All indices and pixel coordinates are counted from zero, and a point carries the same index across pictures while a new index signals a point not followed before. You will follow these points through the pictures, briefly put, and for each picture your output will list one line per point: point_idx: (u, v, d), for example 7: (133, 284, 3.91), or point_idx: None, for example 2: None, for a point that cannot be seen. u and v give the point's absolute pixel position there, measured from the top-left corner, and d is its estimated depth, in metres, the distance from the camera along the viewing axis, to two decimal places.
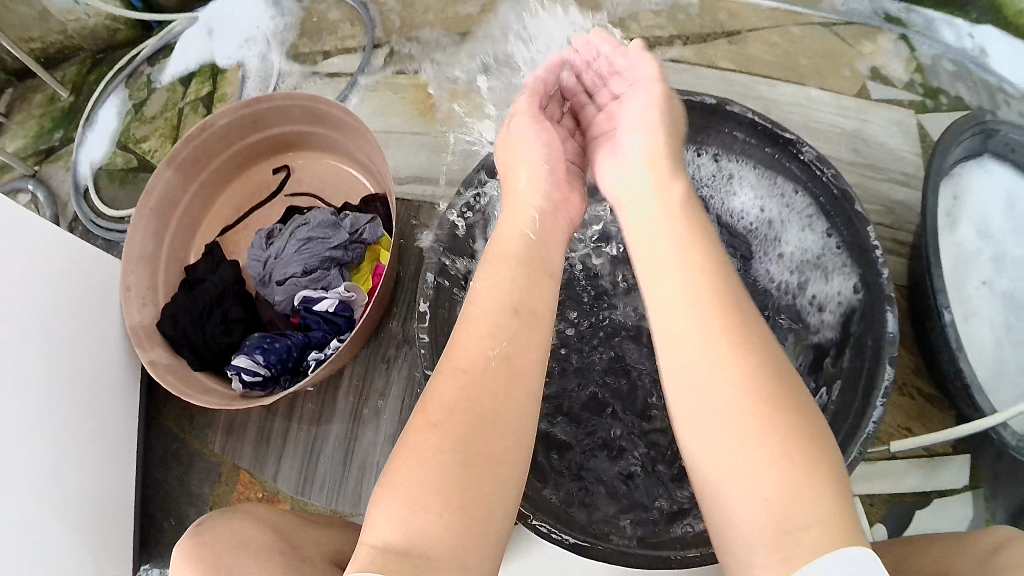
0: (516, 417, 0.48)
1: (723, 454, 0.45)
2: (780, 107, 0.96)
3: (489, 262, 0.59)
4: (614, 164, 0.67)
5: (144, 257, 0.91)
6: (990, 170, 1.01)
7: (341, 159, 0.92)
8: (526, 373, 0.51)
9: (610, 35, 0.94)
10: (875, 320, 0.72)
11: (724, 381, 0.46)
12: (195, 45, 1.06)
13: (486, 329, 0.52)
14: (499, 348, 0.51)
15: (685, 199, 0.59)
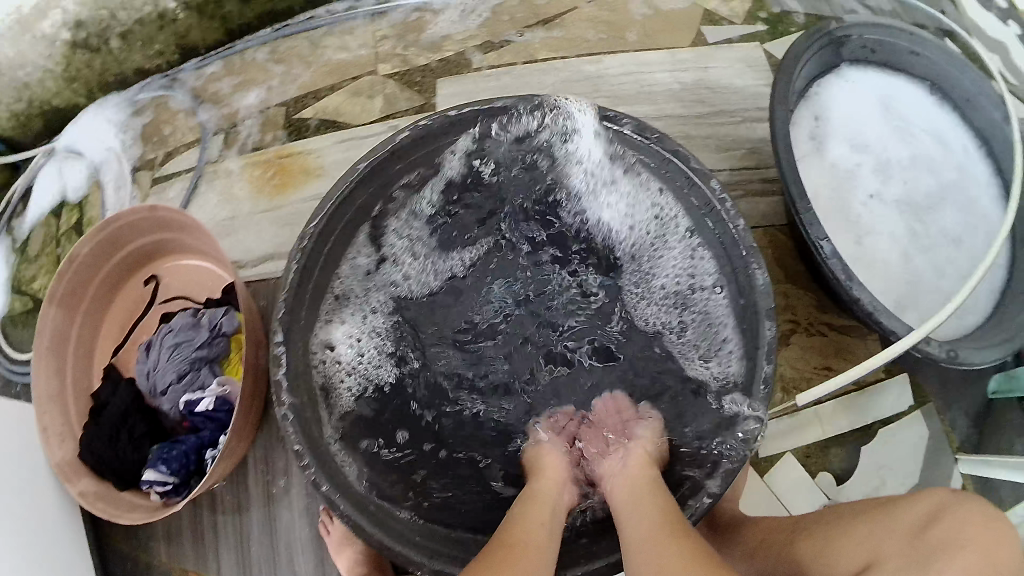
0: (539, 568, 0.60)
1: (661, 559, 0.58)
2: (608, 82, 0.93)
3: (530, 502, 0.69)
4: (616, 455, 0.75)
5: (54, 396, 0.94)
6: (851, 77, 0.98)
7: (198, 257, 0.94)
8: (543, 528, 0.64)
9: (423, 59, 0.94)
10: (742, 277, 0.74)
11: (652, 511, 0.65)
12: (52, 176, 1.07)
13: (523, 527, 0.64)
14: (549, 531, 0.65)
15: (654, 484, 0.69)
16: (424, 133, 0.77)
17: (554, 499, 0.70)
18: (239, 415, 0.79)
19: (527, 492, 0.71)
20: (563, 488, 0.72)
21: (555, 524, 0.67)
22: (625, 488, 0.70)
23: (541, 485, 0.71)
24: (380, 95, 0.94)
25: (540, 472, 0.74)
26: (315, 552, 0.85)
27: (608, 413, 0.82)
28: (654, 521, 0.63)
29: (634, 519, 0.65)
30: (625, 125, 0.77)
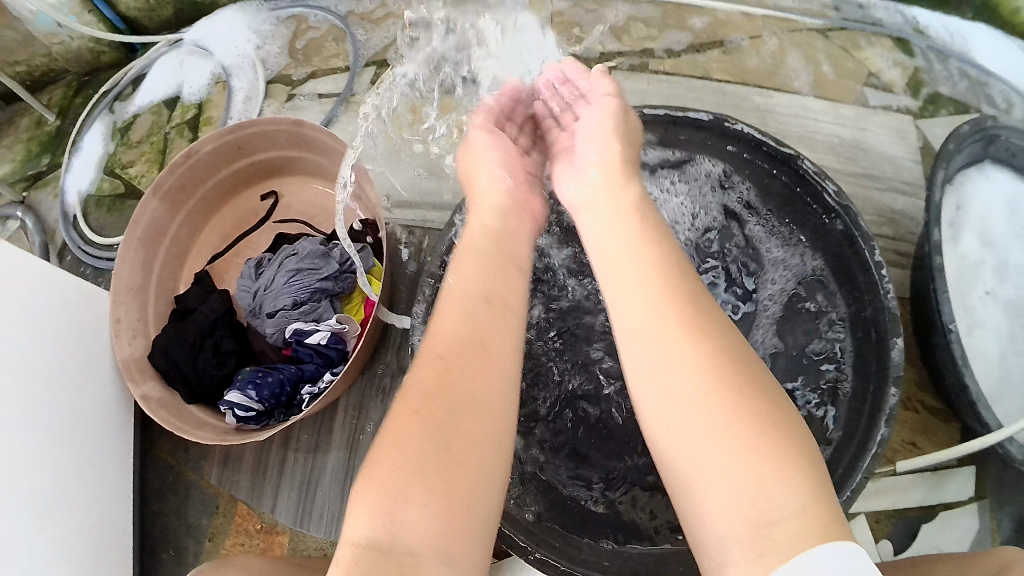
0: (489, 436, 0.46)
1: (714, 449, 0.42)
2: (776, 119, 0.94)
3: (461, 255, 0.58)
4: (572, 174, 0.66)
5: (133, 289, 0.90)
6: (991, 176, 0.99)
7: (330, 184, 0.91)
8: (481, 316, 0.52)
9: (601, 50, 0.94)
10: (878, 346, 0.70)
11: (703, 368, 0.45)
12: (172, 67, 1.05)
13: (454, 337, 0.50)
14: (470, 330, 0.51)
15: (665, 264, 0.52)
16: None
17: (491, 226, 0.62)
18: (356, 355, 0.75)
19: (462, 242, 0.61)
20: (512, 216, 0.64)
21: (496, 264, 0.57)
22: (603, 253, 0.56)
23: (469, 236, 0.61)
24: (550, 74, 0.92)
25: (473, 198, 0.67)
26: None
27: (561, 85, 0.76)
28: (657, 317, 0.48)
29: (652, 378, 0.47)
30: (805, 164, 0.74)
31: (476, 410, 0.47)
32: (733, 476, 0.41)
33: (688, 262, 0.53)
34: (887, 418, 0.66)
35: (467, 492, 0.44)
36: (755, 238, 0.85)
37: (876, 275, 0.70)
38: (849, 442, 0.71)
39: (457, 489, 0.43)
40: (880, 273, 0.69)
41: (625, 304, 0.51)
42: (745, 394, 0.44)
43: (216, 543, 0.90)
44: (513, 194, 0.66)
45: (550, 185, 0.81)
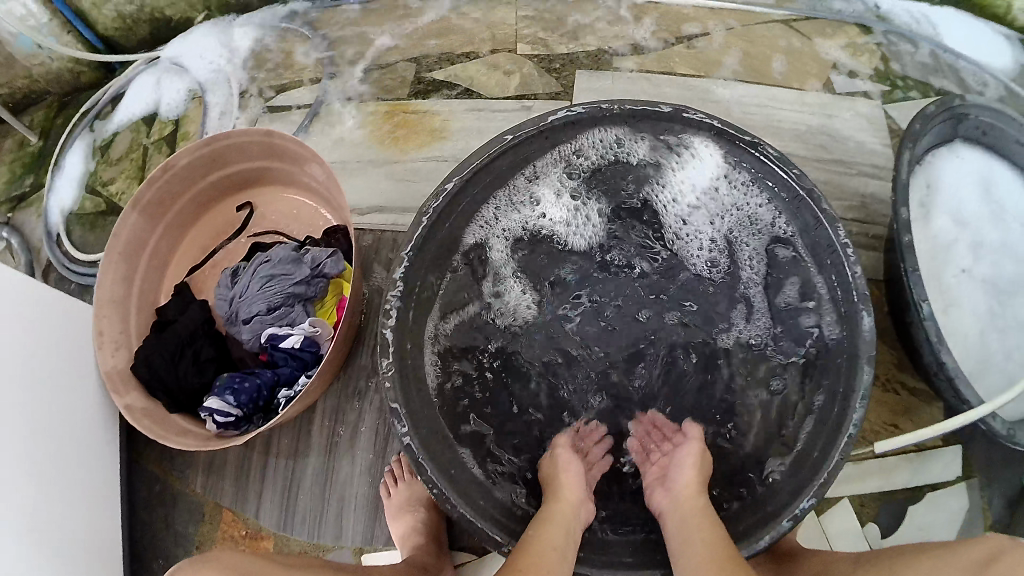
0: (556, 570, 0.62)
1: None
2: (742, 109, 0.95)
3: (546, 517, 0.66)
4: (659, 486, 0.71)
5: (115, 301, 0.91)
6: (961, 154, 1.00)
7: (303, 193, 0.93)
8: (552, 561, 0.62)
9: (566, 48, 0.94)
10: (849, 325, 0.72)
11: (710, 563, 0.61)
12: (149, 84, 1.07)
13: (539, 546, 0.63)
14: (559, 531, 0.65)
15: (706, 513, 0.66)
16: (573, 118, 0.76)
17: (569, 505, 0.68)
18: (330, 358, 0.77)
19: (541, 513, 0.68)
20: (578, 507, 0.68)
21: (571, 544, 0.65)
22: (676, 523, 0.66)
23: (555, 506, 0.67)
24: (515, 74, 0.93)
25: (551, 446, 0.75)
26: (366, 513, 0.83)
27: (649, 434, 0.77)
28: (709, 556, 0.62)
29: (688, 548, 0.63)
30: (767, 151, 0.75)
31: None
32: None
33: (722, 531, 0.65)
34: (862, 399, 0.68)
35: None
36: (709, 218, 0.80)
37: (844, 257, 0.72)
38: (825, 422, 0.72)
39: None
40: (846, 254, 0.72)
41: (687, 540, 0.64)
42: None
43: (203, 550, 0.90)
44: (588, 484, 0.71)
45: (500, 186, 0.79)
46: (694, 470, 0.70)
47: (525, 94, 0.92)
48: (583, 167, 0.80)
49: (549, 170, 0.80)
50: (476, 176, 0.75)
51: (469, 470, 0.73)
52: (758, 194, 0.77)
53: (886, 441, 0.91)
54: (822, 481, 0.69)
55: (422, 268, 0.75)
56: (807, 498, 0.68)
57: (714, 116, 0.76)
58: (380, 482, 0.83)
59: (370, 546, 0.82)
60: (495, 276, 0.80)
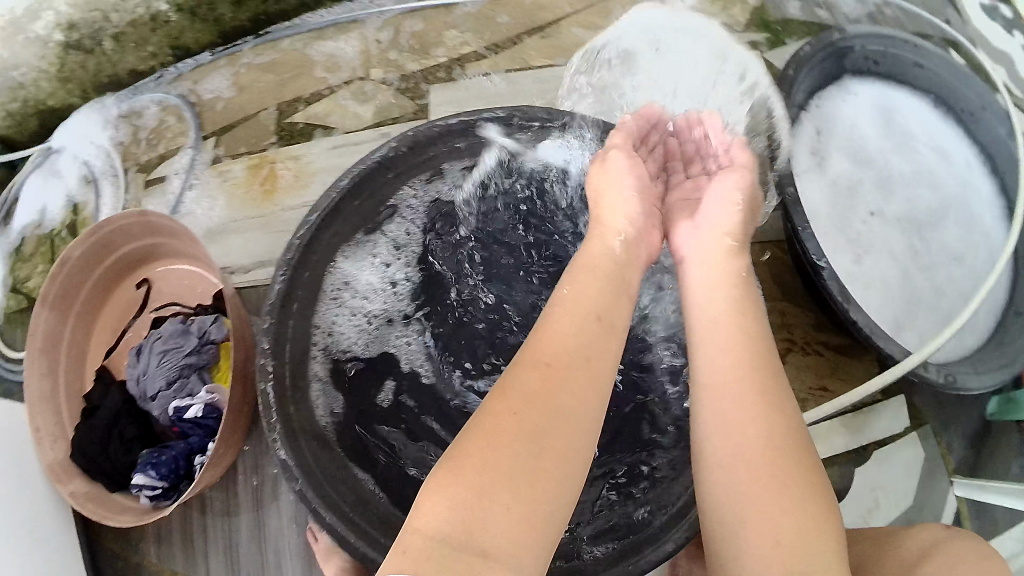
0: (579, 434, 0.50)
1: (736, 467, 0.54)
2: (609, 90, 0.90)
3: (602, 315, 0.58)
4: (694, 234, 0.70)
5: (44, 396, 0.94)
6: (854, 90, 0.96)
7: (190, 262, 0.94)
8: (579, 370, 0.53)
9: (421, 64, 0.93)
10: None
11: (741, 377, 0.57)
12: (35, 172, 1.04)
13: (570, 357, 0.54)
14: (582, 347, 0.55)
15: (747, 334, 0.59)
16: (410, 143, 0.77)
17: (603, 265, 0.63)
18: (226, 421, 0.78)
19: (570, 273, 0.63)
20: (632, 246, 0.67)
21: (598, 354, 0.55)
22: (702, 333, 0.61)
23: (569, 294, 0.60)
24: (375, 102, 0.93)
25: (599, 220, 0.70)
26: (302, 561, 0.85)
27: (686, 188, 0.78)
28: (741, 405, 0.55)
29: (713, 413, 0.56)
30: (607, 138, 0.79)
31: (569, 424, 0.50)
32: (784, 527, 0.49)
33: (762, 346, 0.59)
34: None
35: (541, 510, 0.46)
36: (570, 223, 0.89)
37: (714, 223, 0.73)
38: None
39: (541, 482, 0.47)
40: None
41: (712, 416, 0.57)
42: (795, 483, 0.51)
43: None
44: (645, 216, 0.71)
45: (357, 225, 0.78)
46: (736, 210, 0.70)
47: (383, 120, 0.92)
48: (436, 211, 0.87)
49: (409, 214, 0.85)
50: (330, 217, 0.75)
51: (376, 500, 0.73)
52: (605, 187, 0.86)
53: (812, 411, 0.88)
54: None
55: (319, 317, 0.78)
56: None
57: (550, 111, 0.79)
58: (307, 528, 0.85)
59: None
60: (370, 330, 0.84)
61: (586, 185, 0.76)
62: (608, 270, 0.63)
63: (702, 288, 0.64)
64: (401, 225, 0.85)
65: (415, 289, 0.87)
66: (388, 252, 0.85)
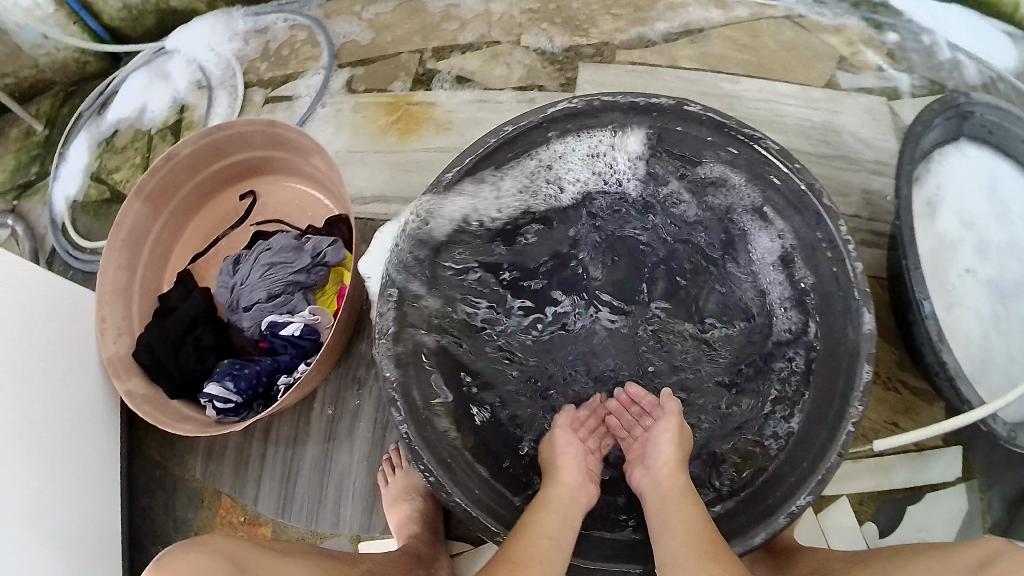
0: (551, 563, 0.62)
1: (687, 560, 0.60)
2: (743, 104, 0.96)
3: (539, 503, 0.68)
4: (641, 468, 0.73)
5: (118, 288, 0.92)
6: (969, 152, 0.96)
7: (305, 182, 0.94)
8: (548, 523, 0.66)
9: (570, 40, 0.95)
10: (847, 322, 0.71)
11: (683, 515, 0.65)
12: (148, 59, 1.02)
13: (533, 534, 0.64)
14: (552, 544, 0.64)
15: (682, 492, 0.68)
16: (573, 111, 0.75)
17: (573, 491, 0.70)
18: (328, 345, 0.77)
19: (542, 495, 0.70)
20: (577, 489, 0.70)
21: (565, 533, 0.66)
22: (656, 503, 0.68)
23: (554, 490, 0.69)
24: (519, 66, 0.93)
25: (549, 474, 0.72)
26: (364, 502, 0.83)
27: (624, 405, 0.80)
28: (686, 530, 0.63)
29: (662, 533, 0.64)
30: (767, 146, 0.74)
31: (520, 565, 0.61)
32: None
33: (689, 489, 0.69)
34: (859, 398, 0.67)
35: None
36: (729, 210, 0.81)
37: (843, 251, 0.71)
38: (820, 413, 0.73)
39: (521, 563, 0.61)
40: (846, 250, 0.70)
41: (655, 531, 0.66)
42: (708, 552, 0.60)
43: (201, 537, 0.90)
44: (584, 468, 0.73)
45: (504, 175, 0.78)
46: (671, 432, 0.73)
47: (531, 87, 0.92)
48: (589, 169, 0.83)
49: (563, 169, 0.82)
50: (472, 170, 0.75)
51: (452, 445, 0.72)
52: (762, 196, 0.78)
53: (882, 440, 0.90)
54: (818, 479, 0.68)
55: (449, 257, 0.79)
56: (804, 496, 0.68)
57: (715, 111, 0.74)
58: (378, 470, 0.83)
59: (366, 535, 0.83)
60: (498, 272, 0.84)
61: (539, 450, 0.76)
62: (565, 504, 0.68)
63: (653, 476, 0.71)
64: (550, 178, 0.82)
65: (559, 232, 0.85)
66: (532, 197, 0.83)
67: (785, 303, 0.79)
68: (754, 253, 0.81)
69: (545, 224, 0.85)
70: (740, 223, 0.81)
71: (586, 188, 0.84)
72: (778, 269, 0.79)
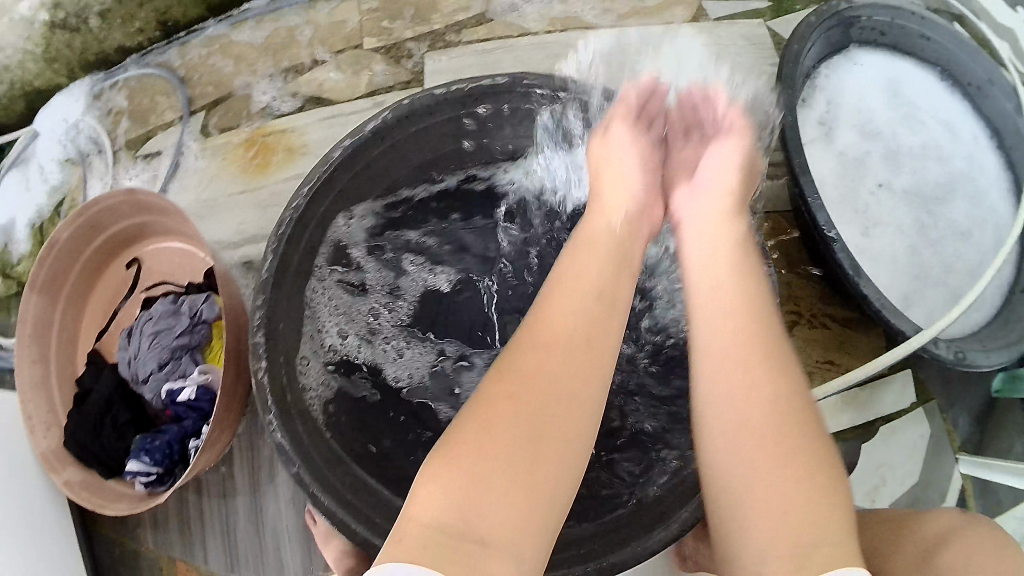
0: (569, 440, 0.50)
1: (741, 436, 0.52)
2: (606, 58, 0.90)
3: (556, 287, 0.57)
4: (687, 196, 0.68)
5: (36, 383, 0.93)
6: (859, 60, 0.93)
7: (182, 239, 0.92)
8: (596, 314, 0.55)
9: (413, 33, 0.90)
10: None
11: (727, 284, 0.58)
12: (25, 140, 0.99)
13: (558, 330, 0.54)
14: (581, 330, 0.54)
15: (733, 218, 0.64)
16: (407, 111, 0.72)
17: (614, 227, 0.63)
18: (219, 402, 0.76)
19: (575, 236, 0.64)
20: (615, 213, 0.65)
21: (584, 366, 0.53)
22: (704, 291, 0.59)
23: (593, 207, 0.67)
24: (368, 71, 0.90)
25: (595, 202, 0.68)
26: (301, 544, 0.84)
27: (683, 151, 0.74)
28: (765, 407, 0.52)
29: (710, 388, 0.55)
30: (614, 103, 0.73)
31: (553, 437, 0.49)
32: (750, 454, 0.51)
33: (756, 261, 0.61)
34: None
35: (543, 470, 0.48)
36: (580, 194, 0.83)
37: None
38: None
39: (543, 451, 0.49)
40: (725, 189, 0.69)
41: (709, 371, 0.56)
42: (801, 459, 0.50)
43: None
44: (645, 182, 0.69)
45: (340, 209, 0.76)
46: (732, 167, 0.68)
47: (380, 90, 0.89)
48: (428, 178, 0.81)
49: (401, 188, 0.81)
50: (318, 196, 0.71)
51: (362, 489, 0.70)
52: None
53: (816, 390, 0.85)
54: None
55: (313, 307, 0.76)
56: None
57: (549, 80, 0.73)
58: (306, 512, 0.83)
59: None
60: (361, 305, 0.82)
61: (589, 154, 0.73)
62: (610, 235, 0.63)
63: (697, 238, 0.63)
64: (389, 194, 0.80)
65: (413, 248, 0.85)
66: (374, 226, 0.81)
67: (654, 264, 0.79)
68: (611, 224, 0.82)
69: (386, 246, 0.84)
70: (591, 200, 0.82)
71: (430, 196, 0.84)
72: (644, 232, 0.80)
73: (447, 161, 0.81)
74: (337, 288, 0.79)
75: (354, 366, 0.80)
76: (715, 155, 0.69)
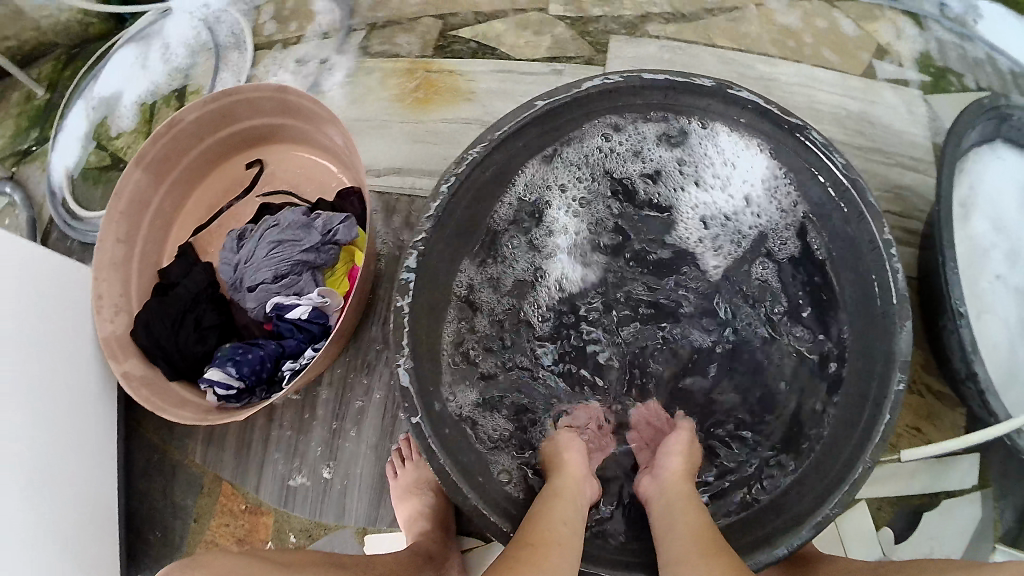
0: (563, 565, 0.53)
1: (682, 569, 0.54)
2: (780, 87, 0.90)
3: (551, 500, 0.61)
4: (649, 478, 0.66)
5: (116, 263, 0.88)
6: (1003, 155, 0.94)
7: (316, 152, 0.89)
8: (560, 530, 0.57)
9: (600, 11, 0.89)
10: (887, 331, 0.67)
11: (683, 497, 0.61)
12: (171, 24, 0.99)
13: (545, 535, 0.56)
14: (561, 535, 0.56)
15: (688, 445, 0.67)
16: (611, 87, 0.70)
17: (580, 489, 0.63)
18: (338, 329, 0.74)
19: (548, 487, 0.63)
20: (586, 484, 0.64)
21: (579, 530, 0.58)
22: (661, 506, 0.62)
23: (563, 482, 0.63)
24: (546, 36, 0.88)
25: (557, 468, 0.65)
26: (371, 493, 0.80)
27: (588, 426, 0.73)
28: (694, 531, 0.57)
29: (664, 537, 0.58)
30: (812, 137, 0.69)
31: (542, 551, 0.54)
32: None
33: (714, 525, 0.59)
34: (893, 405, 0.64)
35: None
36: (767, 212, 0.76)
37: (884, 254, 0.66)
38: (856, 427, 0.68)
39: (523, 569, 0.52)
40: (890, 253, 0.66)
41: (667, 525, 0.59)
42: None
43: (201, 523, 0.88)
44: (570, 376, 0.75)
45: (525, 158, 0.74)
46: (682, 458, 0.66)
47: (557, 58, 0.87)
48: (612, 152, 0.77)
49: (581, 154, 0.76)
50: (500, 146, 0.70)
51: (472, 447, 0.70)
52: (800, 195, 0.73)
53: (910, 449, 0.87)
54: (844, 489, 0.65)
55: (453, 253, 0.73)
56: (832, 506, 0.64)
57: (761, 97, 0.69)
58: (386, 461, 0.80)
59: (373, 527, 0.80)
60: (497, 257, 0.76)
61: (541, 454, 0.70)
62: (577, 492, 0.62)
63: (657, 483, 0.64)
64: (568, 157, 0.76)
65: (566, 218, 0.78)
66: (552, 174, 0.77)
67: (815, 306, 0.73)
68: (789, 252, 0.75)
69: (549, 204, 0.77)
70: (774, 220, 0.75)
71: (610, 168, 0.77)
72: (816, 273, 0.73)
73: (637, 142, 0.77)
74: (484, 237, 0.75)
75: (471, 322, 0.74)
76: (669, 446, 0.67)
